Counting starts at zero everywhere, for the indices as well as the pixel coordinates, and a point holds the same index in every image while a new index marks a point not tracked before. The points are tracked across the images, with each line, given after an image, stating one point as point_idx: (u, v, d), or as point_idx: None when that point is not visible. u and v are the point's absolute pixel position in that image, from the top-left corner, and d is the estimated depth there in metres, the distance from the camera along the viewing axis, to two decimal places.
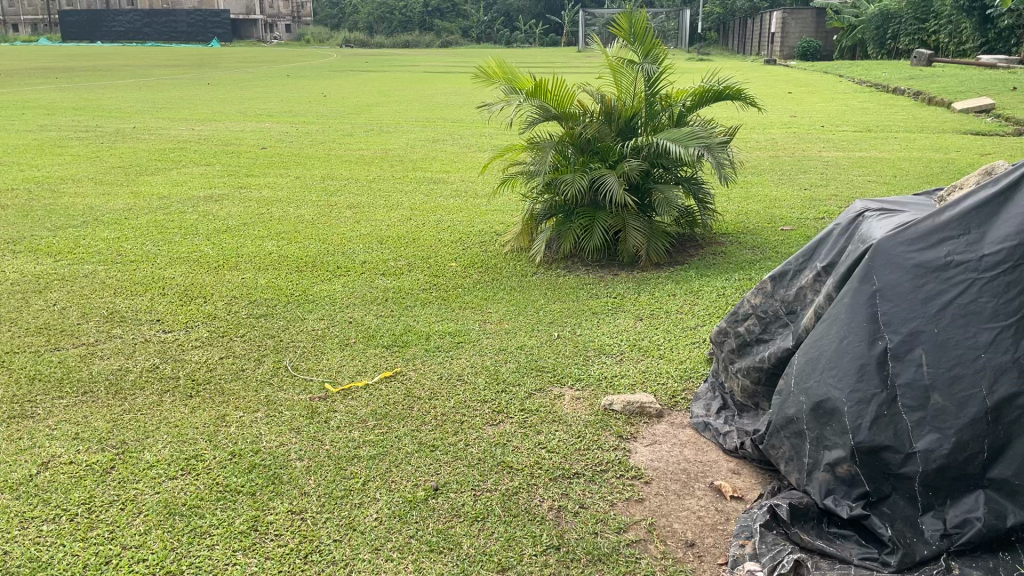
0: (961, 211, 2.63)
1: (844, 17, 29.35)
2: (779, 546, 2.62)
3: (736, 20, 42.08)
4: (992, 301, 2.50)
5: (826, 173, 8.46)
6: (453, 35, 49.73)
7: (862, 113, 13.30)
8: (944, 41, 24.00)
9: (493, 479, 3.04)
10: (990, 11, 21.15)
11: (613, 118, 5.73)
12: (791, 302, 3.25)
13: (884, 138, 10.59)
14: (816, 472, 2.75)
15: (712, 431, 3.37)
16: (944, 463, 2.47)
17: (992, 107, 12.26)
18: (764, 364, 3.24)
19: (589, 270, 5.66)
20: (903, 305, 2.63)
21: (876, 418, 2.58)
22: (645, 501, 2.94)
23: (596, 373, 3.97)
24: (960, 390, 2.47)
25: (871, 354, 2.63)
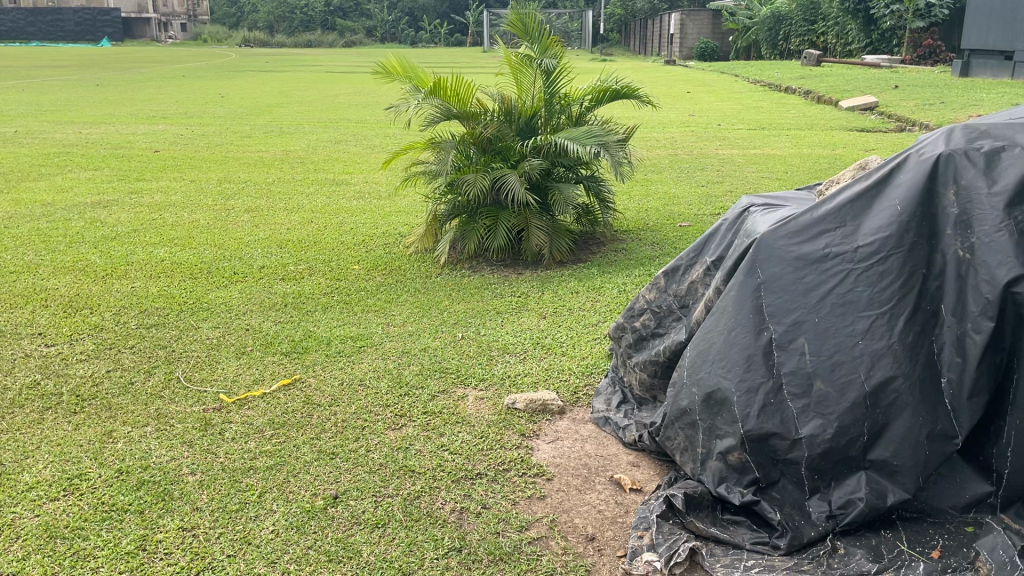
0: (838, 205, 2.76)
1: (739, 18, 30.33)
2: (675, 535, 2.69)
3: (638, 21, 42.97)
4: (868, 290, 2.61)
5: (722, 170, 8.72)
6: (357, 34, 49.05)
7: (756, 111, 13.77)
8: (832, 42, 25.09)
9: (394, 484, 3.00)
10: (873, 12, 22.22)
11: (513, 118, 5.77)
12: (684, 296, 3.33)
13: (776, 136, 11.00)
14: (709, 461, 2.82)
15: (613, 425, 3.42)
16: (827, 447, 2.58)
17: (876, 105, 12.89)
18: (660, 357, 3.32)
19: (493, 270, 5.67)
20: (786, 296, 2.73)
21: (763, 406, 2.67)
22: (547, 498, 2.95)
23: (499, 372, 3.97)
24: (841, 376, 2.58)
25: (757, 345, 2.72)
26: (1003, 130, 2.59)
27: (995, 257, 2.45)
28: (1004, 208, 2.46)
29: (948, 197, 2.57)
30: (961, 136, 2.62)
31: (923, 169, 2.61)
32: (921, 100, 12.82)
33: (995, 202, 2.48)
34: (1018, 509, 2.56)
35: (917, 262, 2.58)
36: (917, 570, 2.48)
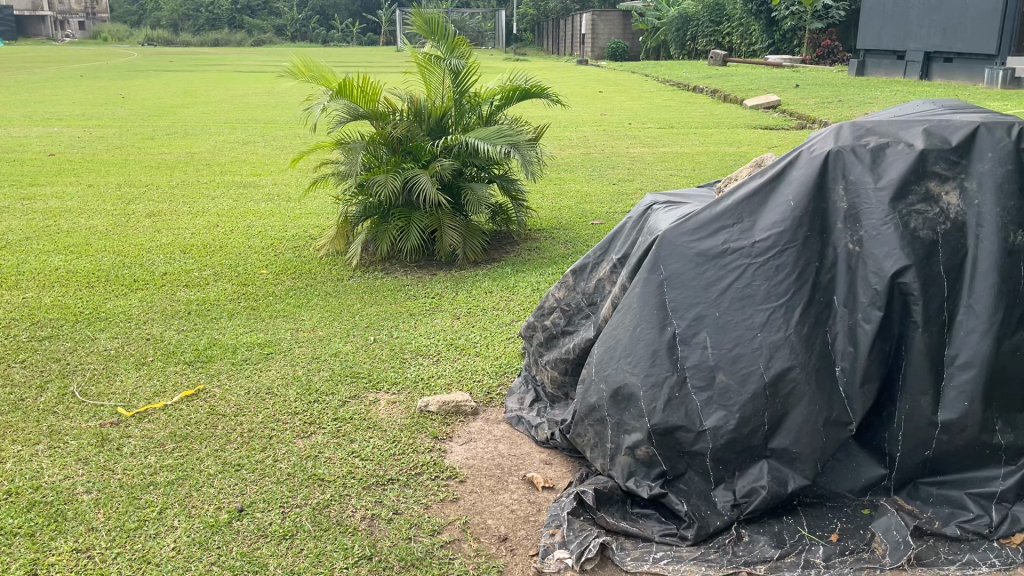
0: (735, 202, 2.83)
1: (648, 19, 30.91)
2: (586, 531, 2.70)
3: (550, 22, 43.33)
4: (765, 284, 2.69)
5: (633, 169, 8.85)
6: (266, 33, 47.90)
7: (665, 110, 14.05)
8: (736, 42, 25.82)
9: (303, 493, 2.93)
10: (775, 13, 22.98)
11: (423, 119, 5.72)
12: (592, 294, 3.38)
13: (684, 134, 11.24)
14: (618, 456, 2.85)
15: (526, 424, 3.42)
16: (731, 438, 2.64)
17: (778, 103, 13.32)
18: (570, 354, 3.34)
19: (406, 271, 5.61)
20: (688, 291, 2.79)
21: (668, 400, 2.71)
22: (459, 501, 2.93)
23: (412, 375, 3.92)
24: (741, 368, 2.64)
25: (662, 340, 2.76)
26: (887, 127, 2.72)
27: (882, 249, 2.58)
28: (890, 202, 2.59)
29: (838, 192, 2.68)
30: (849, 134, 2.73)
31: (815, 165, 2.71)
32: (820, 99, 13.30)
33: (881, 196, 2.61)
34: (910, 491, 2.69)
35: (810, 255, 2.67)
36: (816, 553, 2.57)
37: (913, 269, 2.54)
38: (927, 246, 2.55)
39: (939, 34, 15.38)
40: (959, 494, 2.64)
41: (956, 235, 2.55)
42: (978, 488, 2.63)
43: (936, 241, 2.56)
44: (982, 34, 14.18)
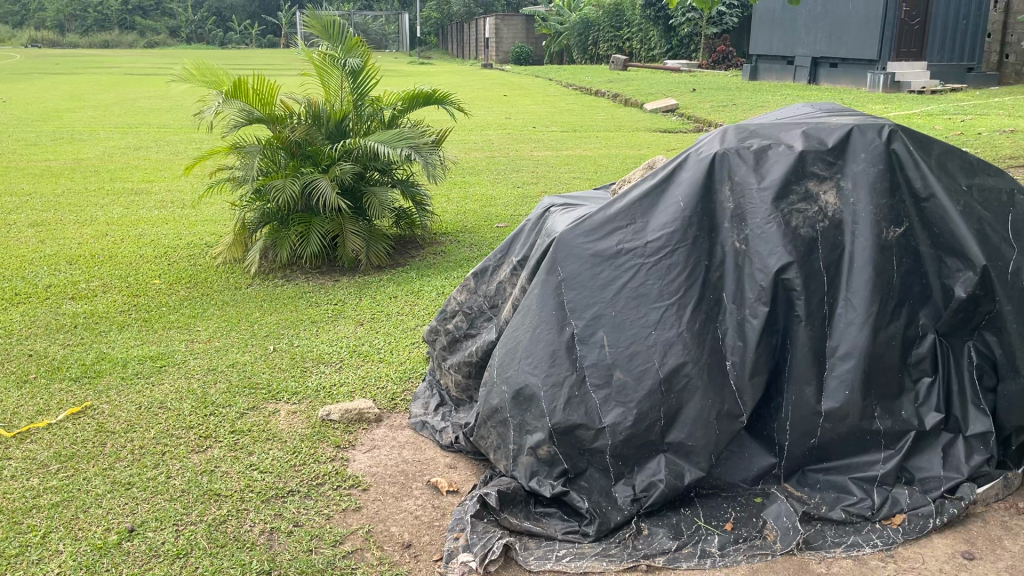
0: (628, 203, 2.90)
1: (550, 23, 31.36)
2: (490, 533, 2.71)
3: (454, 26, 43.36)
4: (658, 283, 2.76)
5: (537, 171, 8.94)
6: (159, 34, 46.15)
7: (568, 114, 14.26)
8: (635, 47, 26.39)
9: (198, 510, 2.84)
10: (672, 19, 23.64)
11: (322, 122, 5.60)
12: (493, 296, 3.39)
13: (587, 137, 11.42)
14: (520, 457, 2.85)
15: (430, 429, 3.40)
16: (629, 434, 2.69)
17: (677, 107, 13.70)
18: (473, 357, 3.33)
19: (308, 278, 5.51)
20: (586, 292, 2.83)
21: (568, 399, 2.74)
22: (362, 509, 2.89)
23: (313, 384, 3.85)
24: (637, 365, 2.70)
25: (560, 340, 2.80)
26: (769, 130, 2.85)
27: (766, 247, 2.70)
28: (773, 201, 2.71)
29: (725, 193, 2.79)
30: (733, 137, 2.86)
31: (702, 167, 2.82)
32: (716, 102, 13.75)
33: (764, 197, 2.73)
34: (799, 478, 2.81)
35: (700, 254, 2.76)
36: (711, 543, 2.65)
37: (795, 265, 2.67)
38: (806, 243, 2.69)
39: (825, 41, 16.11)
40: (844, 479, 2.77)
41: (834, 231, 2.69)
42: (860, 472, 2.75)
43: (816, 238, 2.69)
44: (866, 40, 14.93)
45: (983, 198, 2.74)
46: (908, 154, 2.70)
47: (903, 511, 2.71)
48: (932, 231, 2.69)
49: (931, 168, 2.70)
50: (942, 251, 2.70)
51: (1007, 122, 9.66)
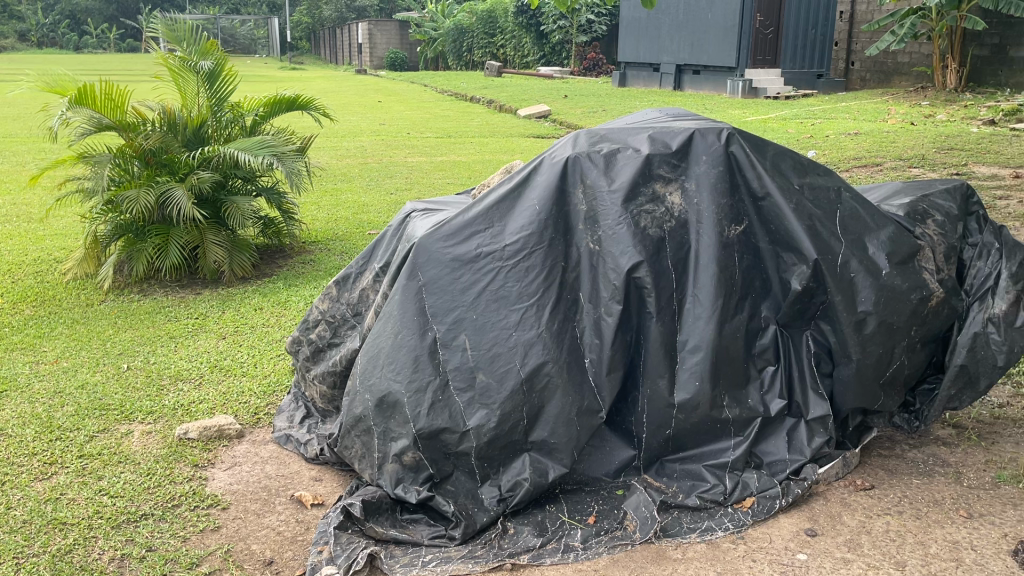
0: (486, 207, 2.93)
1: (425, 30, 31.46)
2: (354, 544, 2.68)
3: (327, 32, 42.66)
4: (517, 285, 2.80)
5: (410, 177, 8.91)
6: (5, 37, 43.11)
7: (442, 120, 14.29)
8: (510, 54, 26.65)
9: (41, 541, 2.68)
10: (544, 26, 24.09)
11: (178, 129, 5.38)
12: (356, 304, 3.34)
13: (460, 143, 11.47)
14: (385, 464, 2.81)
15: (294, 442, 3.33)
16: (493, 435, 2.72)
17: (549, 113, 13.96)
18: (337, 367, 3.27)
19: (167, 291, 5.29)
20: (446, 295, 2.84)
21: (432, 404, 2.73)
22: (221, 529, 2.80)
23: (170, 402, 3.69)
24: (499, 366, 2.74)
25: (423, 345, 2.78)
26: (618, 135, 2.97)
27: (618, 247, 2.79)
28: (623, 203, 2.82)
29: (578, 196, 2.87)
30: (585, 141, 2.95)
31: (555, 171, 2.89)
32: (587, 108, 14.10)
33: (615, 199, 2.83)
34: (657, 469, 2.92)
35: (556, 256, 2.83)
36: (574, 537, 2.72)
37: (645, 263, 2.77)
38: (656, 242, 2.80)
39: (688, 48, 16.84)
40: (698, 467, 2.89)
41: (680, 231, 2.82)
42: (713, 459, 2.88)
43: (664, 237, 2.81)
44: (724, 48, 15.69)
45: (814, 196, 2.90)
46: (745, 156, 2.87)
47: (752, 494, 2.85)
48: (769, 228, 2.86)
49: (766, 169, 2.87)
50: (779, 247, 2.86)
51: (851, 126, 10.35)
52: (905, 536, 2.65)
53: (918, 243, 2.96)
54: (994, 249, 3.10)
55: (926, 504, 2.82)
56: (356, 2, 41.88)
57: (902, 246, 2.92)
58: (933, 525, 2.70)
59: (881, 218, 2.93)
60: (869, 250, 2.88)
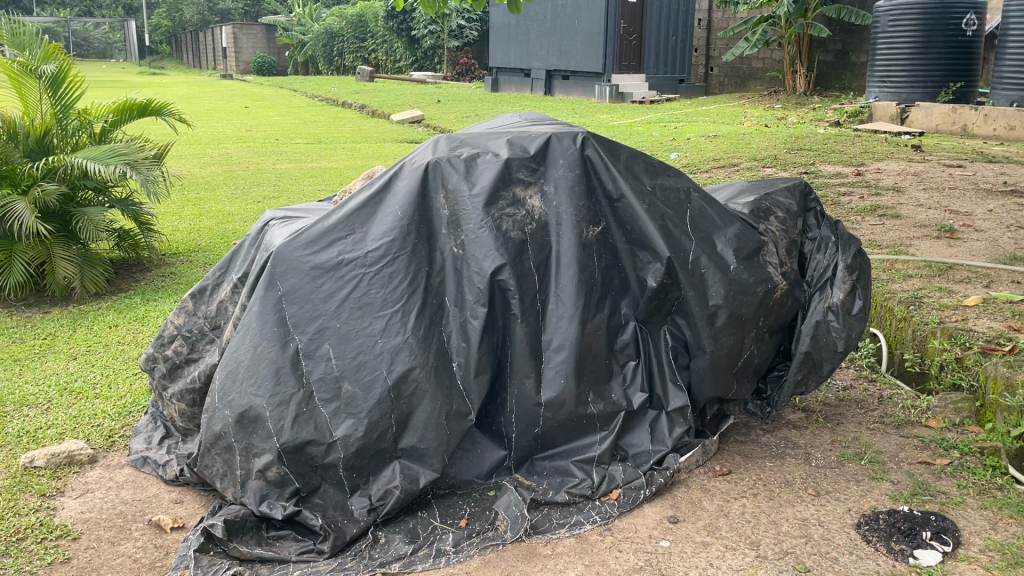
0: (346, 214, 2.88)
1: (293, 34, 30.82)
2: (217, 565, 2.58)
3: (189, 36, 41.06)
4: (381, 291, 2.78)
5: (278, 185, 8.68)
6: None
7: (313, 125, 14.01)
8: (381, 59, 26.45)
9: None
10: (415, 31, 24.07)
11: (19, 138, 5.04)
12: (214, 317, 3.23)
13: (331, 149, 11.28)
14: (249, 481, 2.72)
15: (152, 464, 3.19)
16: (361, 444, 2.68)
17: (422, 118, 13.92)
18: (195, 384, 3.15)
19: (11, 311, 4.95)
20: (308, 305, 2.78)
21: (296, 417, 2.67)
22: (71, 560, 2.64)
23: (14, 430, 3.45)
24: (365, 375, 2.71)
25: (284, 357, 2.71)
26: (477, 140, 2.99)
27: (481, 251, 2.81)
28: (484, 207, 2.84)
29: (439, 201, 2.88)
30: (445, 146, 2.96)
31: (415, 176, 2.88)
32: (459, 113, 14.16)
33: (475, 203, 2.85)
34: (527, 468, 2.97)
35: (420, 262, 2.82)
36: (446, 541, 2.72)
37: (508, 266, 2.81)
38: (518, 244, 2.84)
39: (556, 54, 17.24)
40: (566, 463, 2.96)
41: (541, 233, 2.88)
42: (580, 455, 2.96)
43: (525, 239, 2.86)
44: (591, 54, 16.12)
45: (665, 197, 3.02)
46: (599, 159, 2.95)
47: (618, 486, 2.94)
48: (625, 228, 2.96)
49: (621, 171, 2.96)
50: (635, 246, 2.97)
51: (710, 128, 10.85)
52: (759, 516, 2.80)
53: (761, 239, 3.14)
54: (831, 242, 3.32)
55: (778, 485, 2.99)
56: (218, 4, 40.55)
57: (747, 242, 3.08)
58: (784, 504, 2.86)
59: (727, 216, 3.09)
60: (717, 247, 3.03)
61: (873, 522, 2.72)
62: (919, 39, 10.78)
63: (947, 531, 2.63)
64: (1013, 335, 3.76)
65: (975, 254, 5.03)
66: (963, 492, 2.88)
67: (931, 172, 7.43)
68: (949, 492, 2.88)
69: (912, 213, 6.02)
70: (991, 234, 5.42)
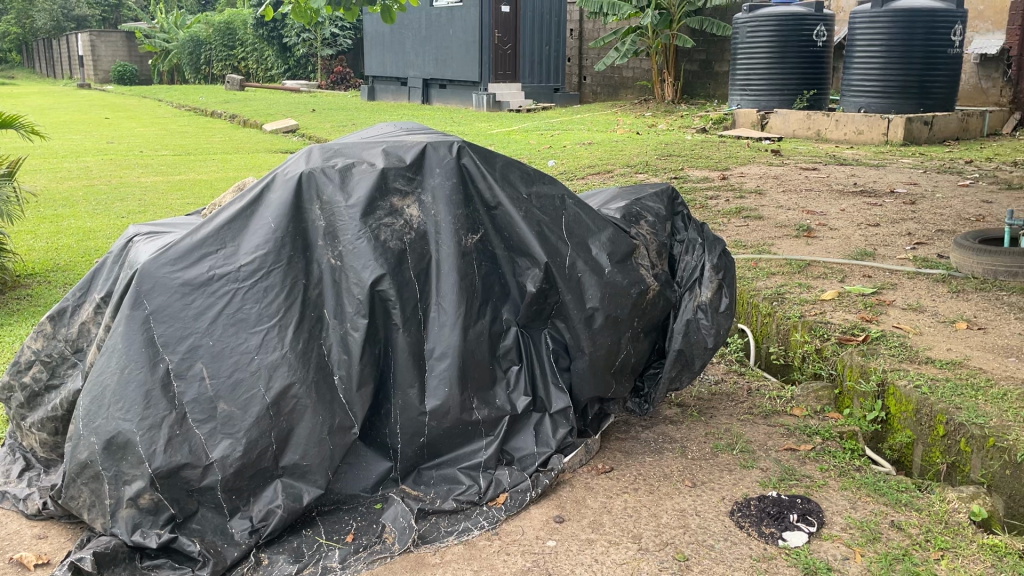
0: (216, 227, 2.79)
1: (155, 40, 29.57)
2: None
3: (41, 43, 38.72)
4: (256, 307, 2.71)
5: (145, 199, 8.29)
6: None
7: (181, 136, 13.47)
8: (253, 67, 25.78)
9: None
10: (287, 38, 23.56)
11: None
12: (75, 340, 3.06)
13: (200, 161, 10.86)
14: (120, 510, 2.59)
15: (12, 499, 2.99)
16: (240, 465, 2.61)
17: (296, 127, 13.63)
18: (57, 411, 2.97)
19: None
20: (178, 323, 2.68)
21: (169, 440, 2.56)
22: None
23: None
24: (242, 393, 2.64)
25: (154, 379, 2.60)
26: (351, 150, 2.96)
27: (359, 262, 2.78)
28: (360, 217, 2.81)
29: (314, 212, 2.83)
30: (318, 156, 2.92)
31: (289, 187, 2.82)
32: (335, 123, 13.95)
33: (352, 213, 2.82)
34: (414, 478, 2.97)
35: (296, 274, 2.76)
36: (332, 558, 2.69)
37: (388, 276, 2.78)
38: (397, 254, 2.83)
39: (433, 63, 17.26)
40: (452, 470, 2.97)
41: (420, 242, 2.87)
42: (466, 461, 2.98)
43: (404, 249, 2.84)
44: (467, 63, 16.25)
45: (541, 204, 3.08)
46: (475, 168, 2.98)
47: (505, 490, 2.97)
48: (503, 235, 3.01)
49: (496, 179, 3.01)
50: (513, 252, 3.02)
51: (585, 136, 11.14)
52: (640, 510, 2.89)
53: (634, 242, 3.25)
54: (698, 243, 3.48)
55: (657, 479, 3.10)
56: (73, 11, 38.44)
57: (620, 245, 3.18)
58: (663, 497, 2.97)
59: (601, 221, 3.18)
60: (592, 251, 3.11)
61: (745, 508, 2.86)
62: (775, 48, 11.39)
63: (812, 513, 2.81)
64: (865, 326, 4.05)
65: (830, 251, 5.37)
66: (825, 475, 3.07)
67: (789, 175, 7.89)
68: (813, 475, 3.07)
69: (773, 214, 6.37)
70: (844, 233, 5.80)
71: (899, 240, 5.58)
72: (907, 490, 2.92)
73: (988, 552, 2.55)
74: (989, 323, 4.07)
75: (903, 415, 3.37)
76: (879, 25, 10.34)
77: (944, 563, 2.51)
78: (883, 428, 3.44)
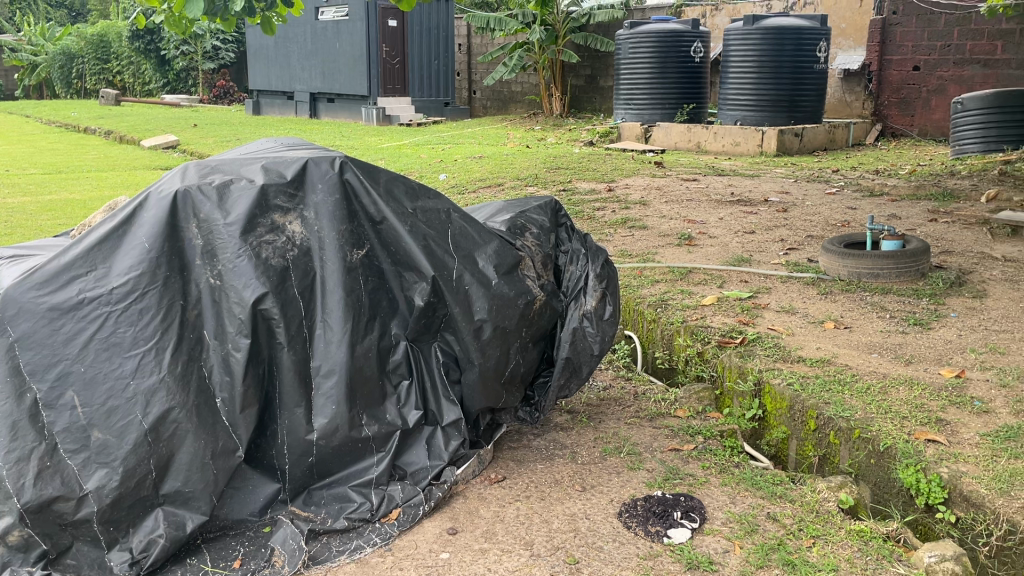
0: (84, 248, 2.67)
1: (22, 54, 27.98)
2: None
3: None
4: (130, 330, 2.61)
5: (11, 221, 7.81)
6: None
7: (51, 154, 12.78)
8: (129, 81, 24.73)
9: None
10: (166, 51, 22.74)
11: None
12: None
13: (73, 179, 10.34)
14: None
15: None
16: (118, 495, 2.51)
17: (177, 144, 13.16)
18: None
19: None
20: (45, 350, 2.55)
21: (39, 472, 2.45)
22: None
23: None
24: (117, 420, 2.54)
25: (21, 410, 2.48)
26: (229, 167, 2.90)
27: (240, 280, 2.72)
28: (240, 235, 2.75)
29: (191, 230, 2.75)
30: (194, 174, 2.84)
31: (163, 206, 2.73)
32: (219, 138, 13.56)
33: (231, 231, 2.75)
34: (305, 498, 2.92)
35: (173, 295, 2.67)
36: None
37: (270, 295, 2.74)
38: (279, 272, 2.78)
39: (320, 77, 17.07)
40: (344, 489, 2.94)
41: (303, 259, 2.83)
42: (357, 479, 2.95)
43: (287, 266, 2.79)
44: (354, 77, 16.13)
45: (427, 218, 3.10)
46: (358, 182, 2.96)
47: (397, 506, 2.97)
48: (389, 250, 3.00)
49: (381, 195, 3.00)
50: (399, 267, 3.02)
51: (475, 150, 11.23)
52: (532, 517, 2.94)
53: (519, 254, 3.30)
54: (581, 253, 3.58)
55: (549, 485, 3.16)
56: None
57: (505, 257, 3.23)
58: (555, 502, 3.03)
59: (486, 234, 3.21)
60: (478, 264, 3.15)
61: (632, 509, 2.95)
62: (655, 64, 11.80)
63: (694, 510, 2.92)
64: (742, 328, 4.26)
65: (709, 258, 5.61)
66: (707, 472, 3.20)
67: (671, 186, 8.18)
68: (695, 474, 3.19)
69: (656, 224, 6.59)
70: (722, 240, 6.07)
71: (773, 246, 5.88)
72: (781, 483, 3.08)
73: (856, 537, 2.72)
74: (854, 322, 4.33)
75: (779, 412, 3.56)
76: (751, 41, 10.91)
77: (815, 550, 2.66)
78: (761, 425, 3.63)
